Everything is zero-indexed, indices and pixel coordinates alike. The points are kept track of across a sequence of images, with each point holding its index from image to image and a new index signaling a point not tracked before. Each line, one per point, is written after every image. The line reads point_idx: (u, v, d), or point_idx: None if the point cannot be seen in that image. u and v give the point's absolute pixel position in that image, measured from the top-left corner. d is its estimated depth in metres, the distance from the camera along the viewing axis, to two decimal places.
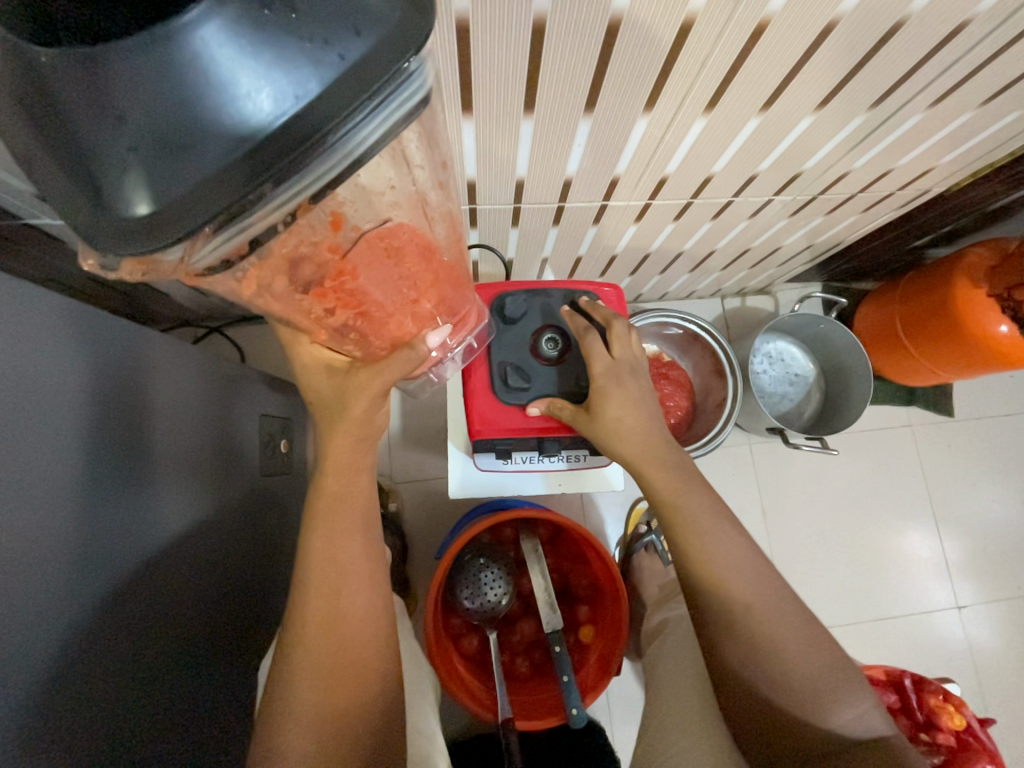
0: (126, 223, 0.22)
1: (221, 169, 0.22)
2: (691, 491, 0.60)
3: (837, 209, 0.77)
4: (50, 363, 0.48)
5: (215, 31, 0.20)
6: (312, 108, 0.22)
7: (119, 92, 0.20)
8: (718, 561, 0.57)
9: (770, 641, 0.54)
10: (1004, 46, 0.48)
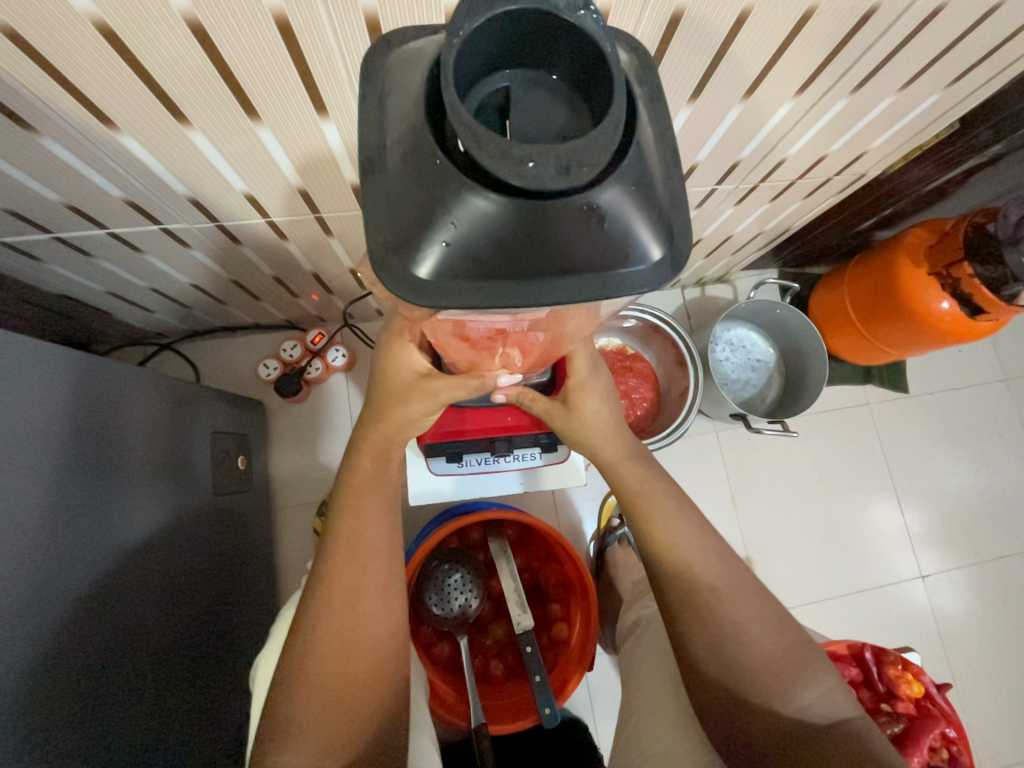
0: (404, 275, 0.24)
1: (485, 290, 0.23)
2: (656, 486, 0.60)
3: (781, 195, 0.78)
4: (15, 368, 0.48)
5: (573, 210, 0.21)
6: (573, 291, 0.24)
7: (463, 214, 0.22)
8: (684, 552, 0.57)
9: (733, 627, 0.55)
10: (915, 30, 0.49)
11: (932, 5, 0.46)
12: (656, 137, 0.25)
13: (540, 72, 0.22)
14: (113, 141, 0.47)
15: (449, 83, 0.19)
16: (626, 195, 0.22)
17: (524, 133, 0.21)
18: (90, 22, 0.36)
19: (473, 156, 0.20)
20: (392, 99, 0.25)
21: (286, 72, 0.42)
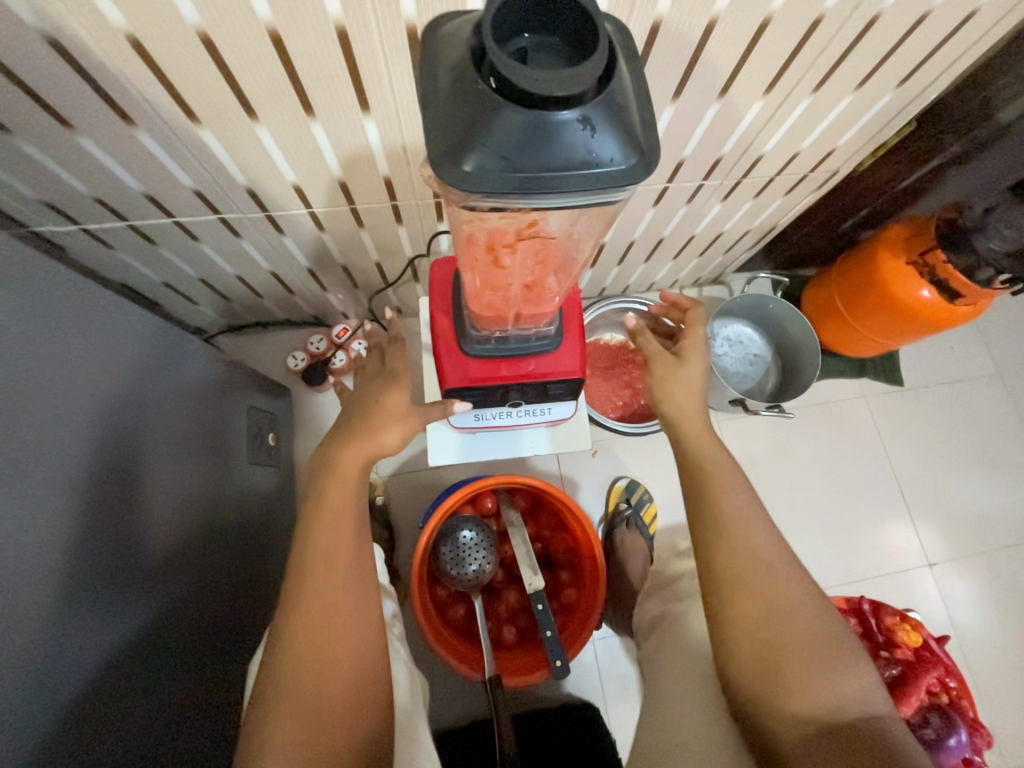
0: (447, 169, 0.31)
1: (511, 179, 0.31)
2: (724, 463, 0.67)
3: (763, 191, 0.87)
4: (79, 359, 0.53)
5: (571, 115, 0.29)
6: (574, 179, 0.31)
7: (494, 118, 0.29)
8: (747, 530, 0.62)
9: (779, 607, 0.59)
10: (859, 36, 0.58)
11: (866, 18, 0.56)
12: (634, 85, 0.33)
13: (543, 36, 0.30)
14: (193, 134, 0.57)
15: (488, 29, 0.28)
16: (609, 108, 0.30)
17: (537, 64, 0.29)
18: (196, 34, 0.46)
19: (504, 77, 0.28)
20: (435, 60, 0.33)
21: (341, 76, 0.52)
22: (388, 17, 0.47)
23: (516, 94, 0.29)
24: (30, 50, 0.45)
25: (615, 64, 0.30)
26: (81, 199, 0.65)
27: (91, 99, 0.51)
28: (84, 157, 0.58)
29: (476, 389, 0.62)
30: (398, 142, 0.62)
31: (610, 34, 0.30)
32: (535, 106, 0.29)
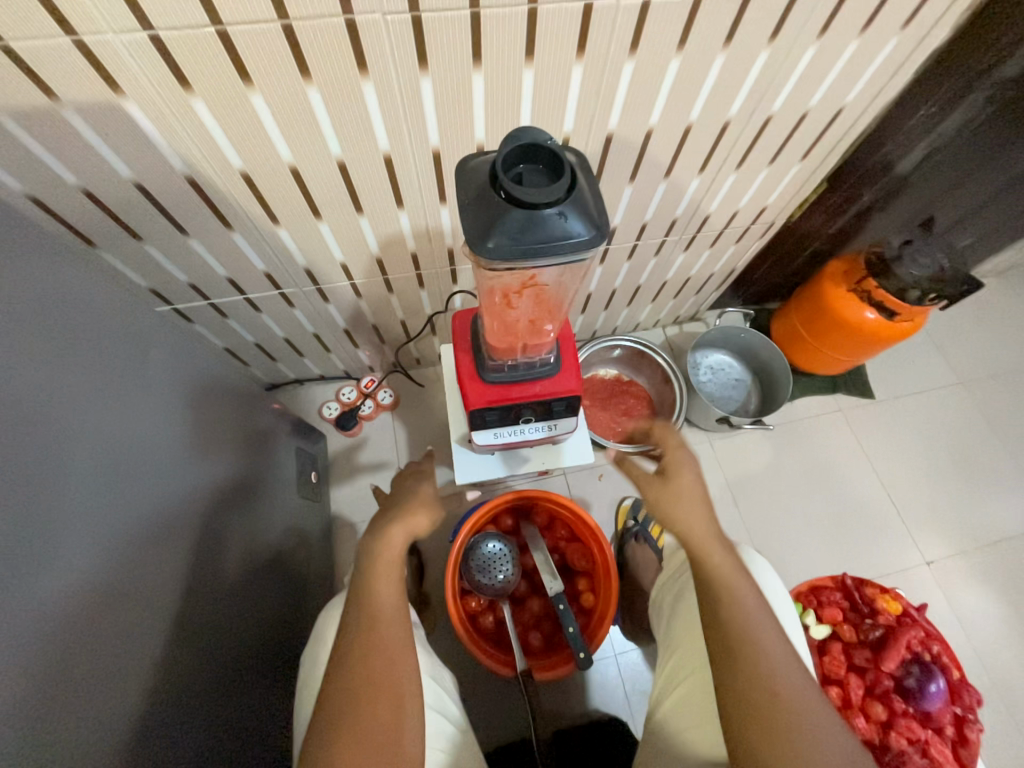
0: (477, 246, 0.47)
1: (519, 249, 0.47)
2: (700, 510, 0.67)
3: (716, 242, 1.06)
4: (177, 408, 0.67)
5: (555, 209, 0.46)
6: (560, 246, 0.47)
7: (506, 214, 0.46)
8: (741, 600, 0.61)
9: (776, 677, 0.58)
10: (759, 131, 0.77)
11: (761, 121, 0.75)
12: (591, 188, 0.50)
13: (534, 166, 0.47)
14: (273, 232, 0.76)
15: (500, 166, 0.45)
16: (577, 204, 0.47)
17: (531, 182, 0.46)
18: (287, 170, 0.66)
19: (511, 192, 0.45)
20: (461, 181, 0.50)
21: (384, 185, 0.71)
22: (419, 148, 0.67)
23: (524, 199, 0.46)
24: (173, 187, 0.65)
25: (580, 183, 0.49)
26: (178, 285, 0.84)
27: (205, 215, 0.70)
28: (188, 254, 0.77)
29: (495, 408, 0.75)
30: (423, 226, 0.81)
31: (572, 162, 0.47)
32: (534, 207, 0.46)
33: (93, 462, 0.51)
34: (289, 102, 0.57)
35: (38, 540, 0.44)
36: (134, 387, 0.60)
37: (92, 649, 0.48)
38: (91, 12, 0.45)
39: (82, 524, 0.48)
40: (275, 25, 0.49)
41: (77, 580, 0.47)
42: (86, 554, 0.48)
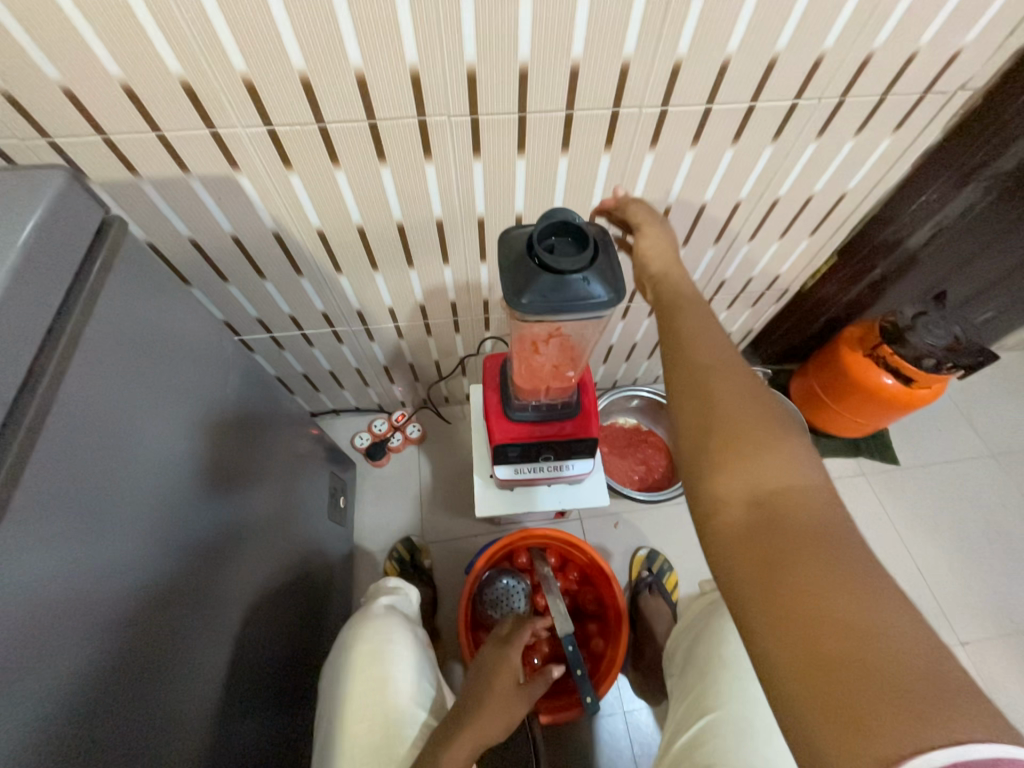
0: (513, 302, 0.56)
1: (549, 305, 0.55)
2: (734, 406, 0.46)
3: (733, 304, 1.13)
4: (242, 424, 0.77)
5: (580, 275, 0.55)
6: (584, 305, 0.55)
7: (539, 276, 0.55)
8: (738, 433, 0.45)
9: (776, 449, 0.44)
10: (768, 211, 0.86)
11: (768, 202, 0.84)
12: (611, 257, 0.59)
13: (564, 238, 0.57)
14: (335, 279, 0.88)
15: (537, 238, 0.54)
16: (599, 271, 0.56)
17: (561, 251, 0.55)
18: (355, 230, 0.78)
19: (544, 260, 0.54)
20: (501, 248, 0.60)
21: (434, 245, 0.82)
22: (467, 216, 0.78)
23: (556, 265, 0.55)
24: (260, 241, 0.78)
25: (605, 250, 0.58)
26: (248, 320, 0.96)
27: (282, 263, 0.83)
28: (262, 294, 0.90)
29: (516, 445, 0.81)
30: (464, 279, 0.92)
31: (595, 236, 0.57)
32: (562, 273, 0.54)
33: (173, 463, 0.59)
34: (365, 179, 0.69)
35: (126, 524, 0.51)
36: (212, 403, 0.69)
37: (150, 630, 0.53)
38: (228, 113, 0.59)
39: (154, 517, 0.55)
40: (364, 123, 0.62)
41: (147, 565, 0.54)
42: (156, 543, 0.55)
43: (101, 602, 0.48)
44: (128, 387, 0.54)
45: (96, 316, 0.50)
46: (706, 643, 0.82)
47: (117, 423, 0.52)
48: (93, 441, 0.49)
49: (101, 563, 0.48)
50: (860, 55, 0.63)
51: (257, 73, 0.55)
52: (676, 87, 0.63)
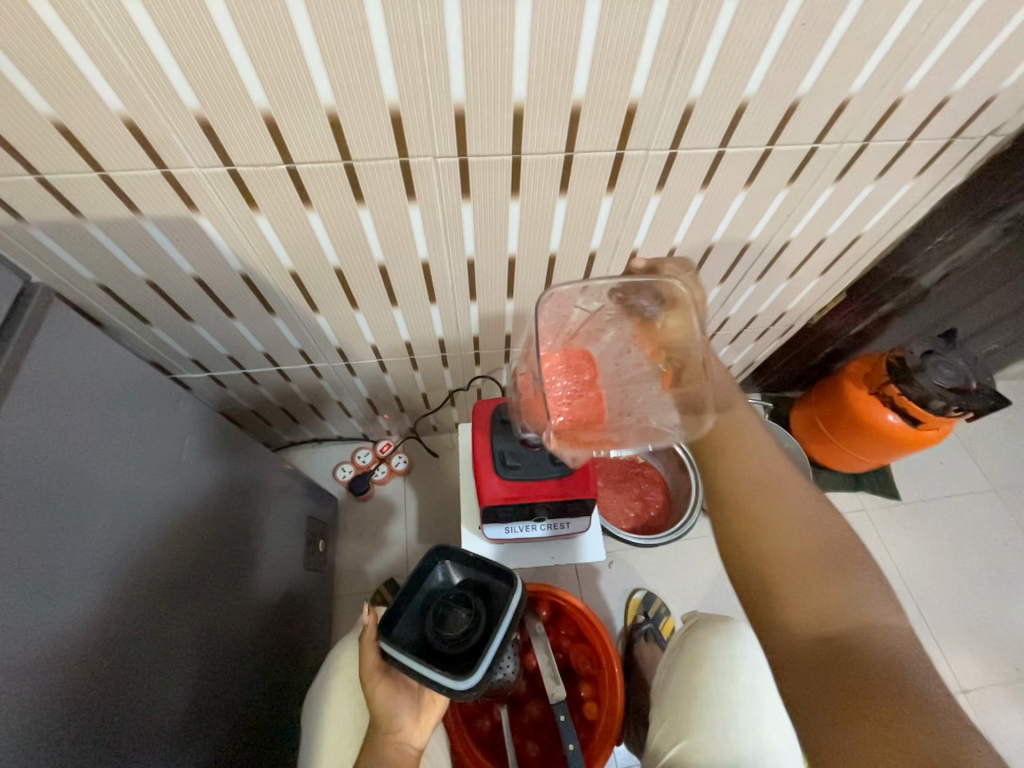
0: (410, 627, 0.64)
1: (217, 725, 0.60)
2: (791, 498, 0.56)
3: (737, 339, 1.07)
4: (215, 469, 0.70)
5: (467, 662, 0.60)
6: (452, 639, 0.61)
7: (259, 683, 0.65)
8: (808, 532, 0.53)
9: (912, 689, 0.44)
10: (779, 251, 0.81)
11: (779, 244, 0.79)
12: (421, 613, 0.65)
13: (440, 655, 0.61)
14: (312, 318, 0.81)
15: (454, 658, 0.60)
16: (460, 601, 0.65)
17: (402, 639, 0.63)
18: (333, 271, 0.71)
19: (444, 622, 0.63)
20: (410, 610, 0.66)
21: (421, 286, 0.76)
22: (457, 258, 0.72)
23: (452, 636, 0.61)
24: (227, 281, 0.70)
25: (387, 640, 0.61)
26: (218, 357, 0.88)
27: (252, 303, 0.75)
28: (232, 333, 0.82)
29: (508, 504, 0.75)
30: (453, 319, 0.85)
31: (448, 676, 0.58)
32: (469, 643, 0.61)
33: (136, 525, 0.54)
34: (343, 223, 0.63)
35: (70, 603, 0.45)
36: (178, 456, 0.63)
37: (101, 720, 0.47)
38: (182, 153, 0.52)
39: (106, 588, 0.49)
40: (339, 163, 0.55)
41: (94, 637, 0.47)
42: (107, 620, 0.49)
43: (34, 701, 0.41)
44: (75, 452, 0.48)
45: (27, 379, 0.45)
46: (688, 670, 0.77)
47: (62, 483, 0.46)
48: (35, 508, 0.44)
49: (38, 653, 0.42)
50: (888, 99, 0.57)
51: (214, 114, 0.48)
52: (687, 129, 0.57)
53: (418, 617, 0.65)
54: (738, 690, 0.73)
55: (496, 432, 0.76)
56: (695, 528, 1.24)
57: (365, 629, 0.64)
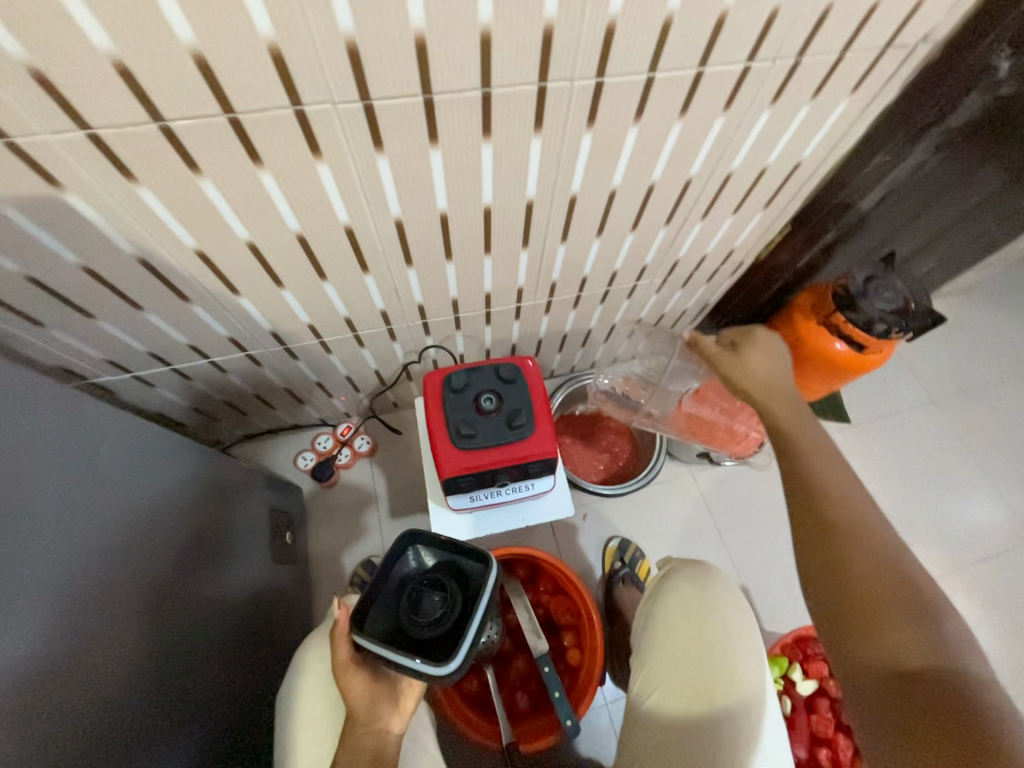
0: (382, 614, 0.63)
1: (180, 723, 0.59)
2: (862, 531, 0.59)
3: (688, 283, 1.06)
4: (144, 472, 0.66)
5: (442, 646, 0.60)
6: (428, 625, 0.61)
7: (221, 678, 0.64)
8: (876, 566, 0.56)
9: (970, 712, 0.46)
10: (722, 185, 0.78)
11: (721, 177, 0.76)
12: (396, 599, 0.64)
13: (414, 641, 0.61)
14: (234, 302, 0.74)
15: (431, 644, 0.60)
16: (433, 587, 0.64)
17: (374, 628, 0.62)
18: (244, 246, 0.64)
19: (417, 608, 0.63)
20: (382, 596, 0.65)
21: (349, 255, 0.70)
22: (382, 220, 0.66)
23: (429, 622, 0.61)
24: (123, 268, 0.62)
25: (359, 633, 0.60)
26: (137, 355, 0.80)
27: (160, 290, 0.68)
28: (145, 326, 0.74)
29: (468, 473, 0.73)
30: (391, 287, 0.80)
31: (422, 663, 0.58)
32: (445, 628, 0.62)
33: (51, 542, 0.50)
34: (243, 190, 0.56)
35: None
36: (97, 463, 0.58)
37: (36, 742, 0.45)
38: (23, 117, 0.44)
39: (23, 611, 0.46)
40: (221, 118, 0.48)
41: (13, 666, 0.44)
42: (28, 642, 0.46)
43: None
44: None
45: None
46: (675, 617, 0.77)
47: None
48: None
49: None
50: (817, 7, 0.54)
51: (45, 59, 0.40)
52: (611, 52, 0.52)
53: (389, 603, 0.64)
54: (720, 629, 0.75)
55: (448, 402, 0.74)
56: (663, 472, 1.27)
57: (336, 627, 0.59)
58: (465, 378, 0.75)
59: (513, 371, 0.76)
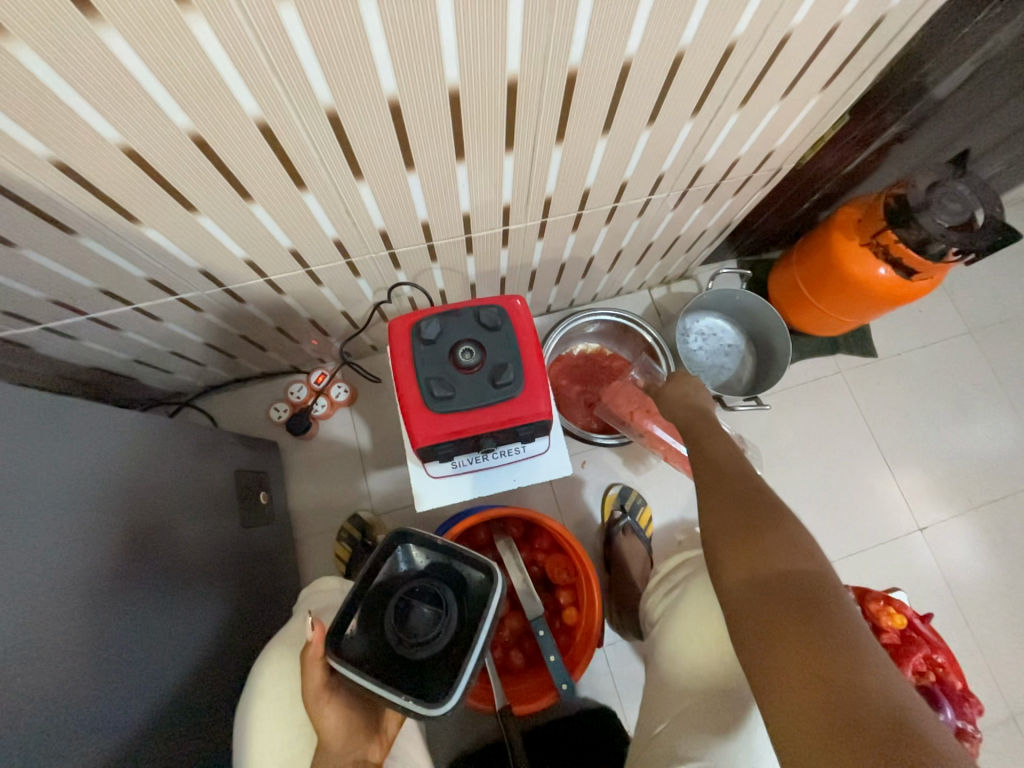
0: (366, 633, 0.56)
1: None
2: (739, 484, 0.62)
3: (712, 196, 0.87)
4: (62, 444, 0.54)
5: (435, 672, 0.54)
6: (418, 647, 0.54)
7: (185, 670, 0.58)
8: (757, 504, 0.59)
9: (820, 618, 0.46)
10: (774, 54, 0.58)
11: (775, 41, 0.56)
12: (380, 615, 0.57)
13: (402, 664, 0.54)
14: (137, 232, 0.58)
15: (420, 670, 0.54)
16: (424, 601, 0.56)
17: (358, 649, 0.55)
18: (121, 149, 0.47)
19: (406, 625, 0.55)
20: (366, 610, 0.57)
21: (273, 164, 0.52)
22: (310, 111, 0.48)
23: (417, 643, 0.54)
24: None
25: (339, 657, 0.54)
26: (39, 303, 0.65)
27: (28, 218, 0.52)
28: (31, 268, 0.59)
29: (447, 437, 0.61)
30: (339, 209, 0.63)
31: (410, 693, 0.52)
32: (435, 648, 0.54)
33: None
34: (88, 60, 0.38)
35: None
36: None
37: None
38: None
39: None
40: None
41: None
42: None
43: None
44: None
45: None
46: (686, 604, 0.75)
47: None
48: None
49: None
50: None
51: None
52: None
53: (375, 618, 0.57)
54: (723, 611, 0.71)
55: (417, 355, 0.61)
56: None
57: (308, 648, 0.55)
58: (438, 327, 0.62)
59: (498, 316, 0.62)
